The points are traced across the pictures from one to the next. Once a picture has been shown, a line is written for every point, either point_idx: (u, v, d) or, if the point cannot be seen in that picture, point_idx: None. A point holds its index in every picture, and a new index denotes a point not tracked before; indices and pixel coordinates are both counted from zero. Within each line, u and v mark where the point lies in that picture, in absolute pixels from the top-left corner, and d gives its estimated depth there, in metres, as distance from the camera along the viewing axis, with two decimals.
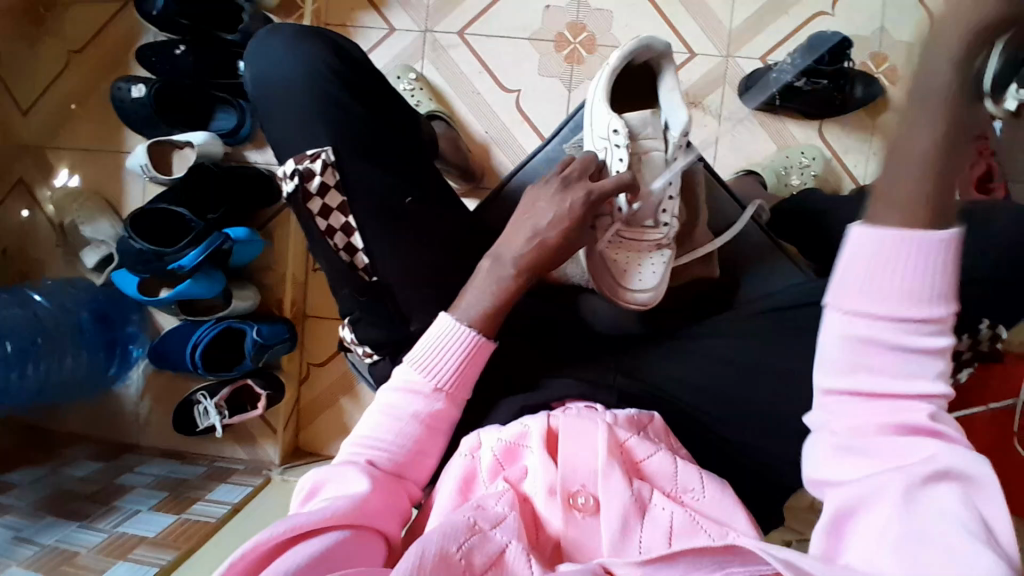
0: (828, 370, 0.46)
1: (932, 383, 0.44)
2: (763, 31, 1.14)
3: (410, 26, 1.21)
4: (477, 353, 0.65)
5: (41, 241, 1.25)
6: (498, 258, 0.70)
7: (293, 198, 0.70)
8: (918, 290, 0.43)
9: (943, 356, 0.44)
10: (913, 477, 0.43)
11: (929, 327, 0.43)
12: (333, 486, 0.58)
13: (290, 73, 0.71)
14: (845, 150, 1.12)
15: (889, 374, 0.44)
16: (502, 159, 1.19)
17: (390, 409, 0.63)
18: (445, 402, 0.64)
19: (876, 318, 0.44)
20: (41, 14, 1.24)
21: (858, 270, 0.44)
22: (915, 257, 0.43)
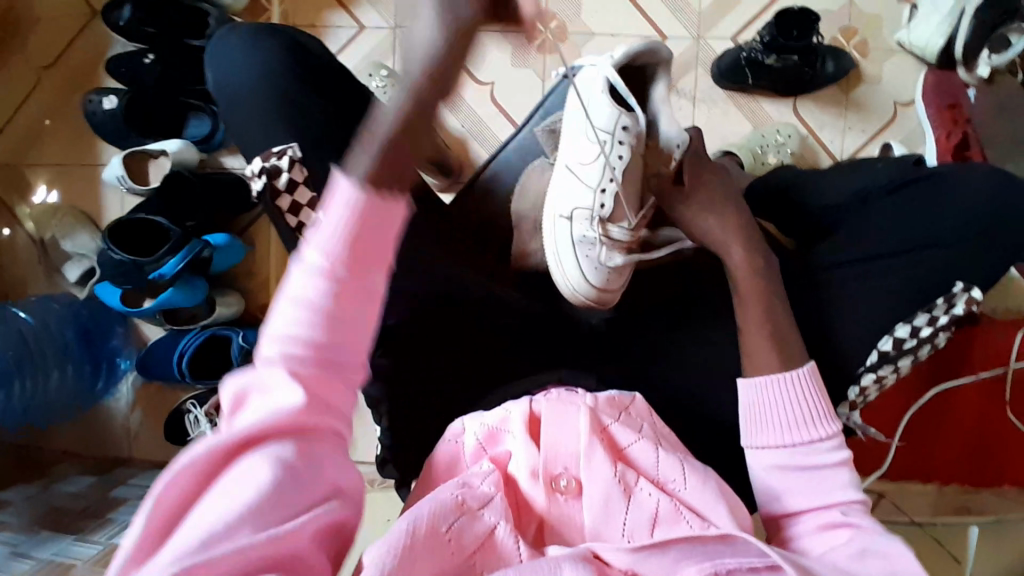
0: (774, 493, 0.62)
1: (842, 489, 0.60)
2: (731, 11, 1.14)
3: (380, 23, 1.19)
4: (374, 215, 0.49)
5: (23, 259, 1.24)
6: None
7: (264, 198, 0.70)
8: (810, 420, 0.62)
9: (848, 468, 0.61)
10: (850, 542, 0.57)
11: (826, 443, 0.62)
12: (261, 394, 0.50)
13: (254, 76, 0.70)
14: (820, 126, 1.13)
15: (807, 480, 0.61)
16: (480, 153, 1.19)
17: (295, 300, 0.50)
18: (354, 276, 0.50)
19: (779, 443, 0.62)
20: (9, 31, 1.23)
21: (757, 412, 0.64)
22: (797, 391, 0.63)
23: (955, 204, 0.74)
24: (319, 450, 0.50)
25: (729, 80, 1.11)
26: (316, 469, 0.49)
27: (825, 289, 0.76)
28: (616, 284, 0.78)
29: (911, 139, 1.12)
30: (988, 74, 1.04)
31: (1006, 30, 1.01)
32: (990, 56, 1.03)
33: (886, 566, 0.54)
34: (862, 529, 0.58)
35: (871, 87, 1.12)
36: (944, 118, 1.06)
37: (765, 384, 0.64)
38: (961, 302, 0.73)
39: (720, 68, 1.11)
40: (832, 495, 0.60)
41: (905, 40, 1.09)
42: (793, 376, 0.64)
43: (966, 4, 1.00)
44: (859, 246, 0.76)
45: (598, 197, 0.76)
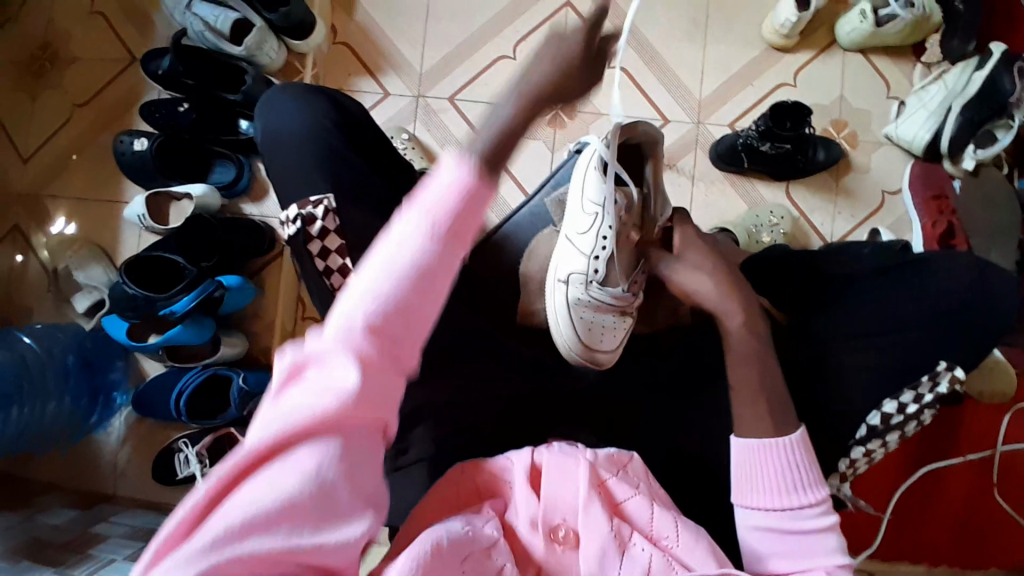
0: (761, 551, 0.64)
1: (825, 552, 0.62)
2: (730, 100, 1.23)
3: (404, 91, 1.28)
4: (470, 200, 0.49)
5: (30, 287, 1.25)
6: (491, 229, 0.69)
7: (295, 241, 0.75)
8: (801, 485, 0.64)
9: (833, 533, 0.64)
10: None
11: (811, 508, 0.64)
12: (319, 370, 0.46)
13: (298, 128, 0.77)
14: (811, 210, 1.20)
15: (792, 542, 0.63)
16: (489, 215, 1.25)
17: (390, 254, 0.48)
18: (448, 249, 0.49)
19: (766, 505, 0.65)
20: (44, 68, 1.30)
21: (747, 475, 0.67)
22: (789, 458, 0.66)
23: (940, 287, 0.79)
24: (365, 470, 0.46)
25: (727, 162, 1.19)
26: (359, 488, 0.45)
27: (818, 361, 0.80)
28: (608, 345, 0.81)
29: (898, 226, 1.19)
30: (972, 167, 1.12)
31: (990, 127, 1.10)
32: (976, 150, 1.11)
33: None
34: None
35: (859, 175, 1.20)
36: (930, 208, 1.13)
37: (761, 448, 0.66)
38: (945, 380, 0.77)
39: (718, 151, 1.19)
40: (817, 556, 0.62)
41: (893, 133, 1.18)
42: (784, 444, 0.66)
43: (953, 101, 1.10)
44: (851, 322, 0.80)
45: (592, 262, 0.80)
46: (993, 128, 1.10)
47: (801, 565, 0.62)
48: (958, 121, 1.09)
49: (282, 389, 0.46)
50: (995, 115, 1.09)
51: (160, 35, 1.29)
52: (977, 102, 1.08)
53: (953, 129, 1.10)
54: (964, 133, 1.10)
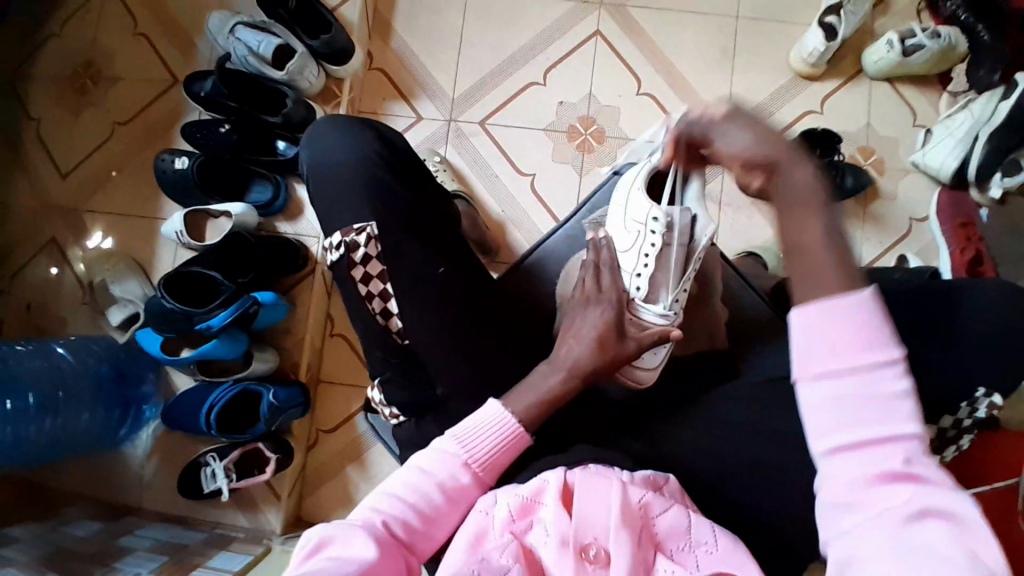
0: (806, 442, 0.46)
1: (898, 423, 0.44)
2: (756, 127, 1.25)
3: (437, 115, 1.31)
4: (513, 443, 0.69)
5: (66, 299, 1.29)
6: (553, 363, 0.76)
7: (339, 265, 0.78)
8: (856, 337, 0.45)
9: (911, 396, 0.44)
10: (894, 524, 0.42)
11: (883, 366, 0.44)
12: (343, 540, 0.56)
13: (350, 154, 0.81)
14: (838, 235, 1.21)
15: (857, 413, 0.44)
16: (516, 237, 1.27)
17: (421, 471, 0.65)
18: (513, 437, 0.69)
19: (827, 374, 0.45)
20: (87, 87, 1.35)
21: (793, 343, 0.46)
22: (847, 308, 0.46)
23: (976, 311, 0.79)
24: None
25: None
26: None
27: None
28: (649, 363, 0.84)
29: (926, 252, 1.19)
30: (999, 196, 1.12)
31: (1016, 155, 1.10)
32: (1003, 178, 1.10)
33: (949, 532, 0.40)
34: (924, 483, 0.42)
35: (887, 202, 1.21)
36: (957, 235, 1.13)
37: (818, 311, 0.46)
38: (985, 405, 0.79)
39: None
40: (889, 436, 0.44)
41: (920, 162, 1.19)
42: (845, 301, 0.46)
43: (981, 129, 1.10)
44: None
45: (635, 280, 0.84)
46: (1020, 157, 1.10)
47: (867, 445, 0.44)
48: (985, 149, 1.09)
49: (307, 563, 0.54)
50: (1022, 143, 1.08)
51: (203, 58, 1.34)
52: (1007, 127, 1.07)
53: (982, 156, 1.10)
54: (992, 160, 1.09)
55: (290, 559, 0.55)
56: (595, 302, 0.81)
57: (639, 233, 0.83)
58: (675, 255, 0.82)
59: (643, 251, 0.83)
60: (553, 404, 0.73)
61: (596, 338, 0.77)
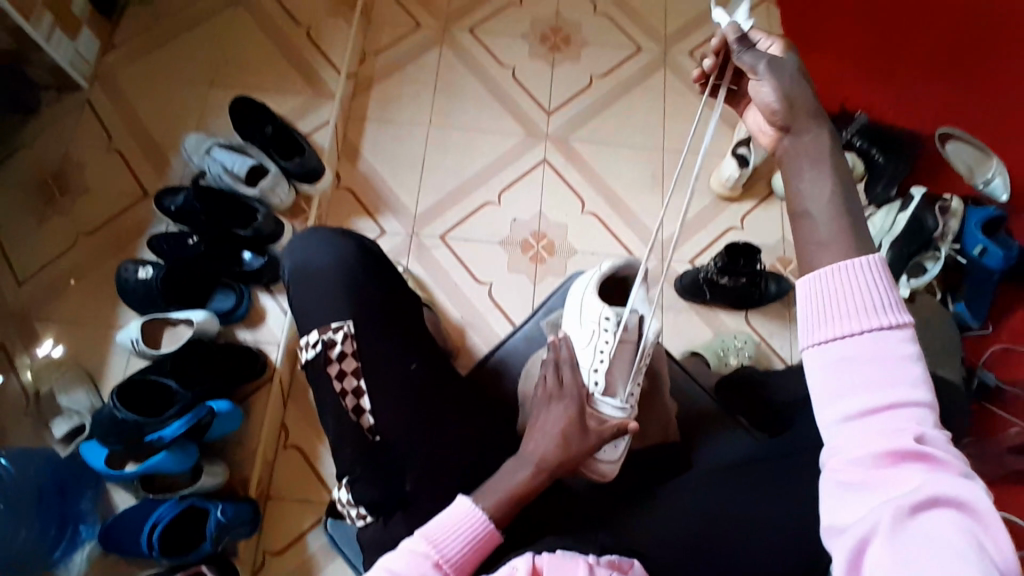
0: (830, 399, 0.53)
1: (912, 389, 0.51)
2: (689, 240, 1.40)
3: (399, 229, 1.40)
4: (483, 540, 0.73)
5: (3, 411, 1.17)
6: (521, 457, 0.79)
7: (316, 363, 0.81)
8: (875, 307, 0.53)
9: (922, 364, 0.52)
10: (908, 493, 0.48)
11: (895, 335, 0.52)
12: None
13: (330, 262, 0.86)
14: (770, 334, 1.33)
15: (873, 379, 0.52)
16: (476, 341, 1.32)
17: (392, 573, 0.68)
18: (486, 534, 0.73)
19: (846, 335, 0.53)
20: (55, 198, 1.38)
21: (818, 305, 0.55)
22: (868, 279, 0.54)
23: None
24: None
25: (690, 294, 1.33)
26: None
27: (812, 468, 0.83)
28: (611, 457, 0.86)
29: None
30: (909, 294, 1.25)
31: (919, 260, 1.26)
32: (908, 279, 1.25)
33: (956, 504, 0.47)
34: (935, 457, 0.49)
35: None
36: None
37: (836, 274, 0.55)
38: None
39: (682, 284, 1.34)
40: (906, 402, 0.51)
41: None
42: (862, 265, 0.55)
43: (883, 239, 1.28)
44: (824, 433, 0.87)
45: (592, 374, 0.87)
46: (922, 261, 1.26)
47: (881, 415, 0.51)
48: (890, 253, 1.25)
49: None
50: (922, 249, 1.25)
51: (175, 175, 1.40)
52: (904, 237, 1.24)
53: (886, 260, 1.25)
54: (898, 263, 1.25)
55: None
56: (557, 398, 0.84)
57: (594, 332, 0.88)
58: (629, 350, 0.88)
59: (598, 347, 0.87)
60: (522, 498, 0.76)
61: (559, 435, 0.80)
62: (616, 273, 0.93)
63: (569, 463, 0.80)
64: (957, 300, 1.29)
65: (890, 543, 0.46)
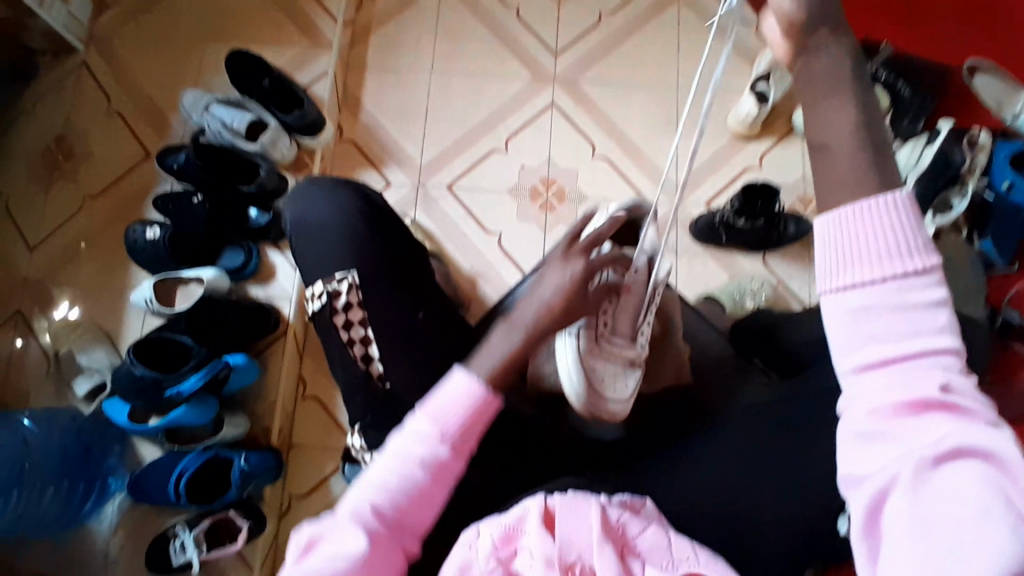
0: (846, 347, 0.46)
1: (938, 334, 0.45)
2: (705, 182, 1.35)
3: (405, 181, 1.38)
4: (482, 404, 0.67)
5: (29, 372, 1.25)
6: (514, 323, 0.75)
7: (321, 314, 0.82)
8: (897, 247, 0.46)
9: (946, 305, 0.46)
10: (932, 447, 0.43)
11: (920, 277, 0.46)
12: (330, 541, 0.61)
13: (328, 213, 0.85)
14: (789, 276, 1.29)
15: (896, 325, 0.45)
16: (487, 291, 1.31)
17: (398, 453, 0.65)
18: (486, 398, 0.67)
19: (866, 281, 0.46)
20: (61, 163, 1.38)
21: (833, 246, 0.47)
22: (889, 219, 0.46)
23: None
24: None
25: (705, 237, 1.30)
26: None
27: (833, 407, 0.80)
28: (622, 395, 0.86)
29: None
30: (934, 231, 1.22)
31: (945, 196, 1.22)
32: (934, 217, 1.22)
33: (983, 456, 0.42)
34: (962, 407, 0.44)
35: None
36: None
37: (853, 212, 0.47)
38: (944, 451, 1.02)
39: (696, 229, 1.31)
40: (930, 349, 0.45)
41: None
42: (879, 202, 0.47)
43: (909, 175, 1.23)
44: None
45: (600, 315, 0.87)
46: (948, 197, 1.21)
47: (905, 363, 0.45)
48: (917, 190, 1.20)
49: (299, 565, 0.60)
50: (948, 185, 1.21)
51: (176, 135, 1.39)
52: (931, 174, 1.20)
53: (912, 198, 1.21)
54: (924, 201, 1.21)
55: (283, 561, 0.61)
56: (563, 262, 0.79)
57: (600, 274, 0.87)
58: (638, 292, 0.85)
59: None
60: (514, 361, 0.71)
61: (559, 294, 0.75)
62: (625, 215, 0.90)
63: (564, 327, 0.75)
64: (983, 237, 1.22)
65: (912, 504, 0.42)
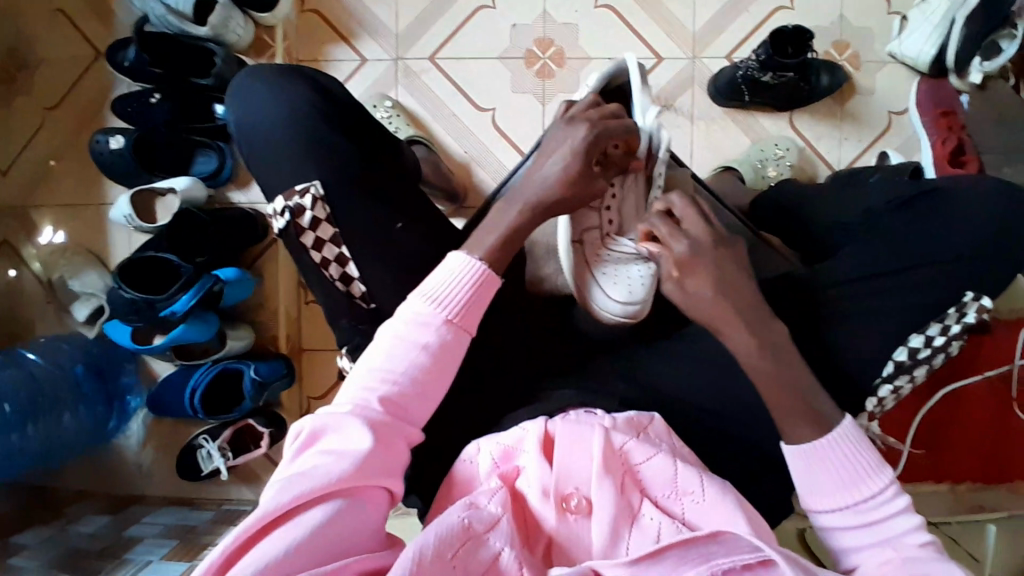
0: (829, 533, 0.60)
1: (895, 522, 0.58)
2: (726, 30, 1.16)
3: (382, 55, 1.22)
4: (483, 288, 0.64)
5: (29, 301, 1.24)
6: (511, 199, 0.70)
7: (288, 234, 0.74)
8: (856, 470, 0.59)
9: (901, 502, 0.59)
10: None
11: (876, 488, 0.59)
12: (334, 436, 0.56)
13: (280, 114, 0.74)
14: (817, 137, 1.15)
15: (864, 523, 0.59)
16: (484, 178, 1.20)
17: (400, 337, 0.61)
18: (488, 277, 0.64)
19: (837, 499, 0.59)
20: (13, 74, 1.25)
21: (807, 472, 0.61)
22: (845, 450, 0.60)
23: (965, 212, 0.73)
24: (357, 527, 0.52)
25: (726, 98, 1.13)
26: (360, 534, 0.52)
27: (859, 301, 0.73)
28: (636, 296, 0.78)
29: (907, 146, 1.15)
30: (980, 80, 1.07)
31: (994, 38, 1.05)
32: (982, 62, 1.06)
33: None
34: (919, 559, 0.56)
35: (864, 97, 1.15)
36: (940, 125, 1.08)
37: (818, 446, 0.60)
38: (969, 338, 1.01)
39: (717, 88, 1.13)
40: (888, 527, 0.58)
41: (896, 51, 1.12)
42: (836, 438, 0.60)
43: (957, 12, 1.03)
44: (879, 256, 0.75)
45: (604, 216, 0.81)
46: (996, 39, 1.05)
47: (872, 537, 0.58)
48: (963, 32, 1.03)
49: (299, 456, 0.55)
50: (1000, 23, 1.02)
51: (119, 22, 1.22)
52: (981, 11, 1.01)
53: (959, 43, 1.04)
54: (970, 46, 1.04)
55: (282, 452, 0.56)
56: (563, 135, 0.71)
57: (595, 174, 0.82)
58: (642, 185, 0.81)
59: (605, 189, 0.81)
60: (516, 240, 0.67)
61: (560, 172, 0.69)
62: (609, 83, 0.80)
63: (568, 201, 0.70)
64: None
65: None
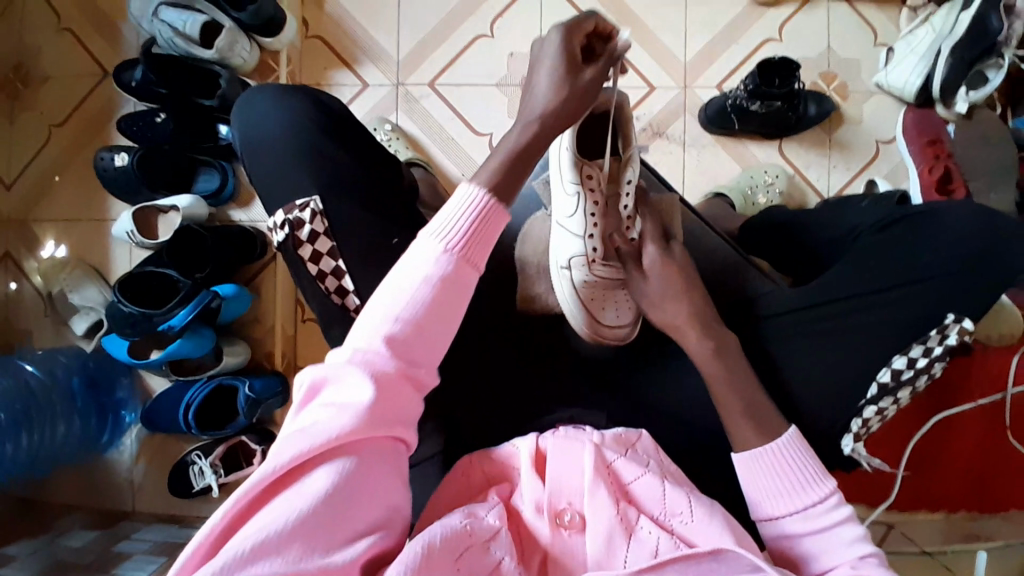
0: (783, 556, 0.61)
1: (846, 540, 0.59)
2: (717, 60, 1.20)
3: (383, 80, 1.25)
4: (490, 219, 0.58)
5: (29, 313, 1.25)
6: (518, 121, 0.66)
7: (286, 247, 0.76)
8: (801, 483, 0.61)
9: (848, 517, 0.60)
10: None
11: (822, 505, 0.60)
12: (337, 388, 0.52)
13: (279, 128, 0.76)
14: (806, 165, 1.18)
15: (815, 541, 0.60)
16: None
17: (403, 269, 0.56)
18: (496, 210, 0.58)
19: (784, 513, 0.61)
20: (20, 91, 1.28)
21: (753, 483, 0.63)
22: (787, 459, 0.62)
23: (946, 235, 0.75)
24: (365, 486, 0.50)
25: (717, 125, 1.17)
26: (368, 494, 0.50)
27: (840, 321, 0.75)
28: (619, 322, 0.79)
29: (894, 174, 1.18)
30: (967, 110, 1.10)
31: (980, 69, 1.08)
32: (968, 92, 1.08)
33: None
34: None
35: (853, 126, 1.18)
36: (927, 153, 1.11)
37: (757, 454, 0.63)
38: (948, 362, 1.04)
39: (707, 115, 1.17)
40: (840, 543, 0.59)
41: (883, 82, 1.16)
42: (778, 444, 0.63)
43: (942, 45, 1.07)
44: (861, 278, 0.77)
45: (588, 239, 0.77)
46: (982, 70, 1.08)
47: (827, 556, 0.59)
48: (946, 65, 1.07)
49: (302, 412, 0.52)
50: (983, 56, 1.06)
51: (129, 45, 1.26)
52: (966, 42, 1.04)
53: (944, 75, 1.08)
54: (957, 75, 1.07)
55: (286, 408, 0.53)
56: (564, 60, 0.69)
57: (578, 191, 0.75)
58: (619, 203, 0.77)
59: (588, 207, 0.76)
60: (522, 154, 0.63)
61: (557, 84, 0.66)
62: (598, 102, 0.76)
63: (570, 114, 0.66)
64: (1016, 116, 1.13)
65: None
